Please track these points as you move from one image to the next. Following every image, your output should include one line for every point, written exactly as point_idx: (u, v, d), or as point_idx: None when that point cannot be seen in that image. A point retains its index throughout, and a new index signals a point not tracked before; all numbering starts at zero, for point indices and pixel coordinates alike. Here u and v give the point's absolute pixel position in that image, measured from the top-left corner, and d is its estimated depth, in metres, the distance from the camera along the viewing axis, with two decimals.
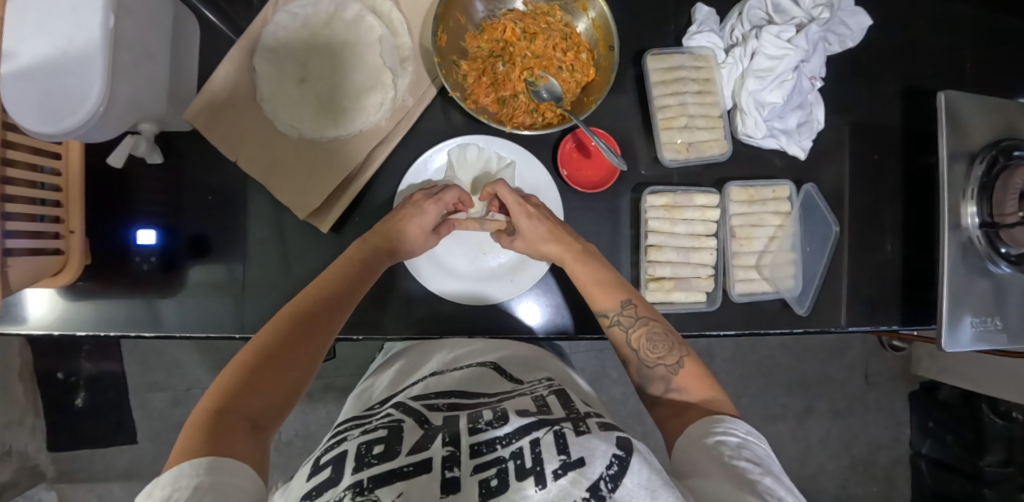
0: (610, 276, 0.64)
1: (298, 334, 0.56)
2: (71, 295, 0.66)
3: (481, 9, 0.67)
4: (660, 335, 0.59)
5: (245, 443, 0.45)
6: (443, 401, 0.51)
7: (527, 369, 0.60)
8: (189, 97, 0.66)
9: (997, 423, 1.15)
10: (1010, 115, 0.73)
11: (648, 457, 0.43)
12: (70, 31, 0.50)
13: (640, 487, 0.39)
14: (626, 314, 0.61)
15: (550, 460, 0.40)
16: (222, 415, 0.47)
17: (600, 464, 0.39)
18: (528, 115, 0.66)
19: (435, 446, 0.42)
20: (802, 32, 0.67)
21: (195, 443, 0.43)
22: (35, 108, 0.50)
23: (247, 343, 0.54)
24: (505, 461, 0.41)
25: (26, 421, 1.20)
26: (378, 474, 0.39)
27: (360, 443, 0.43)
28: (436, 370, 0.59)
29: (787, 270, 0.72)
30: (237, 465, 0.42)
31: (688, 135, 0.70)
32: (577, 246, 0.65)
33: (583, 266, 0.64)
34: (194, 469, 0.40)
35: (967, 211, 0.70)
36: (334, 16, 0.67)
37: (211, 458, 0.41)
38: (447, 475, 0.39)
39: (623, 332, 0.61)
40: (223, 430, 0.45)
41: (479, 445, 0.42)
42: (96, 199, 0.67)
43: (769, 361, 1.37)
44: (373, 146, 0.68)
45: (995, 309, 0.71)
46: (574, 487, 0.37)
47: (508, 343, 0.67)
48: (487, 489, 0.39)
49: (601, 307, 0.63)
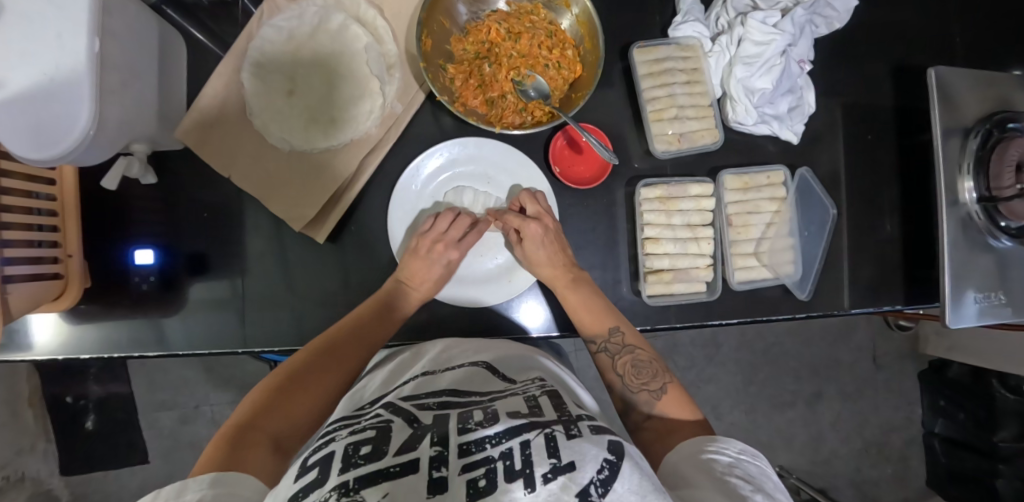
0: (600, 303, 0.65)
1: (327, 363, 0.58)
2: (70, 320, 0.66)
3: (464, 12, 0.67)
4: (645, 363, 0.61)
5: (261, 462, 0.46)
6: (434, 401, 0.51)
7: (519, 369, 0.60)
8: (178, 115, 0.67)
9: (1008, 398, 1.13)
10: (1002, 86, 0.72)
11: (639, 461, 0.43)
12: (56, 56, 0.50)
13: (631, 492, 0.39)
14: (613, 342, 0.63)
15: (541, 463, 0.39)
16: (245, 433, 0.49)
17: (591, 468, 0.39)
18: (518, 115, 0.66)
19: (423, 447, 0.42)
20: (786, 16, 0.67)
21: (216, 457, 0.45)
22: (24, 133, 0.50)
23: (278, 365, 0.58)
24: (493, 461, 0.40)
25: (39, 445, 1.21)
26: (364, 474, 0.39)
27: (348, 444, 0.43)
28: (427, 370, 0.58)
29: (787, 256, 0.71)
30: (240, 479, 0.42)
31: (679, 126, 0.70)
32: (570, 273, 0.67)
33: (574, 294, 0.66)
34: (200, 485, 0.40)
35: (964, 186, 0.69)
36: (320, 27, 0.67)
37: (215, 475, 0.42)
38: (434, 475, 0.39)
39: (610, 359, 0.63)
40: (243, 445, 0.47)
41: (468, 445, 0.42)
42: (92, 221, 0.68)
43: (776, 348, 1.36)
44: (365, 154, 0.68)
45: (998, 283, 0.70)
46: (564, 492, 0.37)
47: (499, 340, 0.67)
48: (475, 489, 0.38)
49: (590, 333, 0.64)
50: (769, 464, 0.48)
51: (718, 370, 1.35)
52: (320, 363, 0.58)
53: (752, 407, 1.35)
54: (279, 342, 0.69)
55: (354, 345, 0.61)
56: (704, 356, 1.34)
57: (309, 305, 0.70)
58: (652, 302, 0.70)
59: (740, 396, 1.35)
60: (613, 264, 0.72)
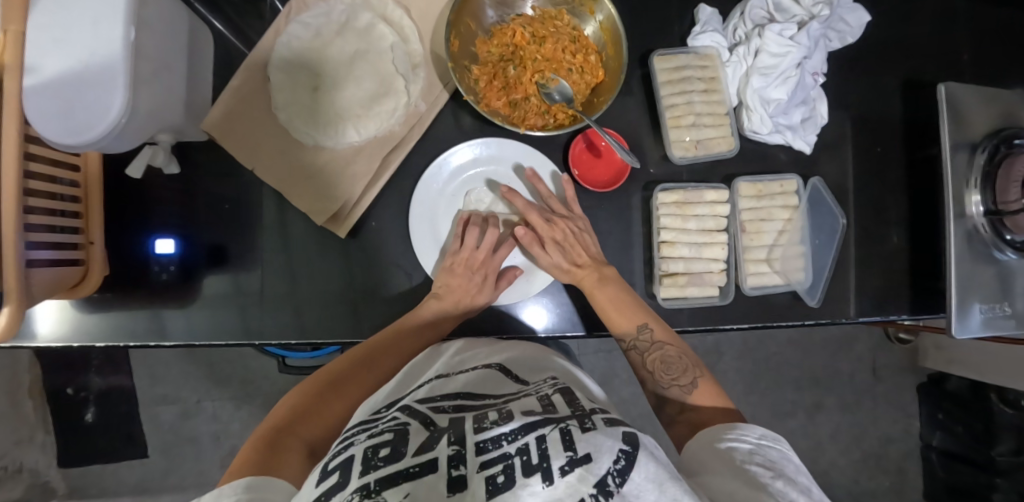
0: (630, 301, 0.65)
1: (362, 368, 0.59)
2: (86, 308, 0.67)
3: (492, 15, 0.69)
4: (675, 359, 0.61)
5: (295, 465, 0.47)
6: (449, 403, 0.49)
7: (532, 372, 0.60)
8: (204, 107, 0.67)
9: (1006, 412, 1.16)
10: (1010, 104, 0.74)
11: (654, 451, 0.44)
12: (92, 43, 0.51)
13: (647, 481, 0.40)
14: (643, 338, 0.63)
15: (557, 456, 0.40)
16: (280, 436, 0.50)
17: (606, 459, 0.40)
18: (540, 117, 0.67)
19: (441, 446, 0.41)
20: (803, 29, 0.68)
21: (252, 459, 0.46)
22: (57, 121, 0.51)
23: (317, 370, 0.60)
24: (511, 457, 0.41)
25: (37, 437, 1.20)
26: (384, 476, 0.38)
27: (366, 447, 0.42)
28: (442, 372, 0.56)
29: (798, 262, 0.73)
30: (276, 484, 0.43)
31: (695, 133, 0.71)
32: (596, 271, 0.67)
33: (602, 291, 0.66)
34: (235, 489, 0.41)
35: (971, 200, 0.72)
36: (347, 25, 0.69)
37: (250, 479, 0.43)
38: (453, 474, 0.39)
39: (639, 356, 0.63)
40: (278, 448, 0.48)
41: (484, 443, 0.42)
42: (113, 210, 0.68)
43: (777, 357, 1.38)
44: (387, 151, 0.69)
45: (1002, 296, 0.72)
46: (581, 483, 0.38)
47: (516, 343, 0.66)
48: (494, 486, 0.39)
49: (620, 330, 0.64)
50: (791, 448, 0.48)
51: (720, 378, 1.36)
52: (356, 367, 0.59)
53: (753, 416, 1.36)
54: (294, 336, 0.69)
55: (392, 352, 0.62)
56: (706, 363, 1.35)
57: (326, 300, 0.70)
58: (666, 304, 0.71)
59: (741, 404, 1.36)
60: (628, 266, 0.73)
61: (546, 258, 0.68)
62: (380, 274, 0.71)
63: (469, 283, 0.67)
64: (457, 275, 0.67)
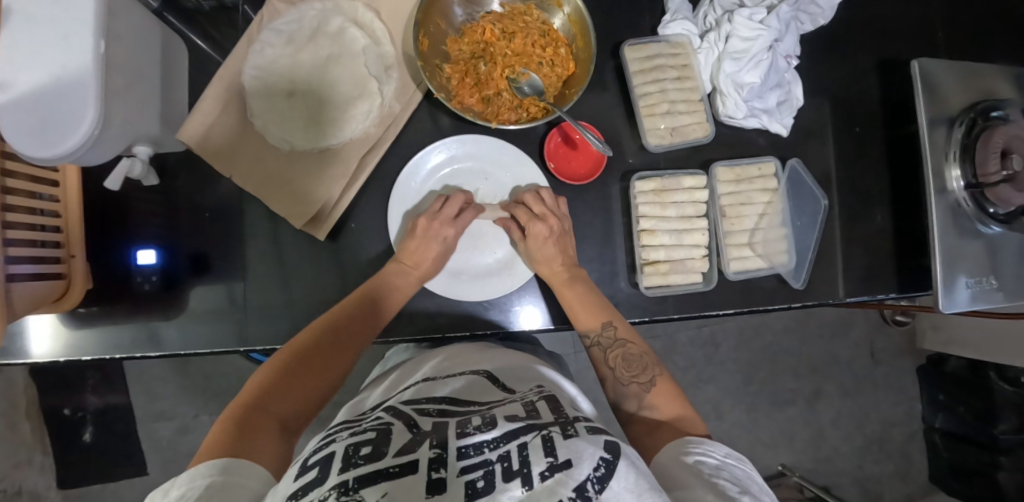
0: (597, 299, 0.67)
1: (328, 342, 0.59)
2: (72, 322, 0.66)
3: (461, 13, 0.69)
4: (636, 357, 0.62)
5: (267, 442, 0.48)
6: (434, 407, 0.49)
7: (519, 378, 0.59)
8: (180, 118, 0.68)
9: (1006, 390, 1.15)
10: (985, 78, 0.74)
11: (636, 460, 0.43)
12: (61, 57, 0.51)
13: (626, 491, 0.39)
14: (606, 336, 0.64)
15: (538, 462, 0.39)
16: (247, 413, 0.50)
17: (587, 466, 0.39)
18: (513, 111, 0.68)
19: (423, 449, 0.41)
20: (773, 13, 0.68)
21: (222, 438, 0.46)
22: (31, 134, 0.52)
23: (284, 344, 0.59)
24: (491, 463, 0.40)
25: (36, 458, 1.20)
26: (364, 474, 0.38)
27: (348, 445, 0.42)
28: (429, 376, 0.57)
29: (779, 245, 0.73)
30: (251, 466, 0.44)
31: (670, 121, 0.72)
32: (567, 271, 0.68)
33: (572, 291, 0.66)
34: (208, 470, 0.42)
35: (952, 175, 0.71)
36: (319, 31, 0.69)
37: (225, 460, 0.43)
38: (433, 476, 0.38)
39: (601, 353, 0.64)
40: (247, 425, 0.49)
41: (466, 448, 0.41)
42: (95, 225, 0.69)
43: (774, 346, 1.37)
44: (362, 153, 0.69)
45: (989, 269, 0.71)
46: (560, 486, 0.37)
47: (495, 351, 0.65)
48: (473, 490, 0.38)
49: (584, 327, 0.66)
50: (752, 468, 0.49)
51: (718, 369, 1.35)
52: (322, 342, 0.59)
53: (753, 406, 1.35)
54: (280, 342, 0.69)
55: (359, 328, 0.62)
56: (703, 355, 1.35)
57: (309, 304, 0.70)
58: (649, 293, 0.71)
59: (741, 395, 1.35)
60: (611, 256, 0.73)
61: (534, 250, 0.67)
62: (363, 276, 0.71)
63: (435, 257, 0.67)
64: (419, 237, 0.66)
